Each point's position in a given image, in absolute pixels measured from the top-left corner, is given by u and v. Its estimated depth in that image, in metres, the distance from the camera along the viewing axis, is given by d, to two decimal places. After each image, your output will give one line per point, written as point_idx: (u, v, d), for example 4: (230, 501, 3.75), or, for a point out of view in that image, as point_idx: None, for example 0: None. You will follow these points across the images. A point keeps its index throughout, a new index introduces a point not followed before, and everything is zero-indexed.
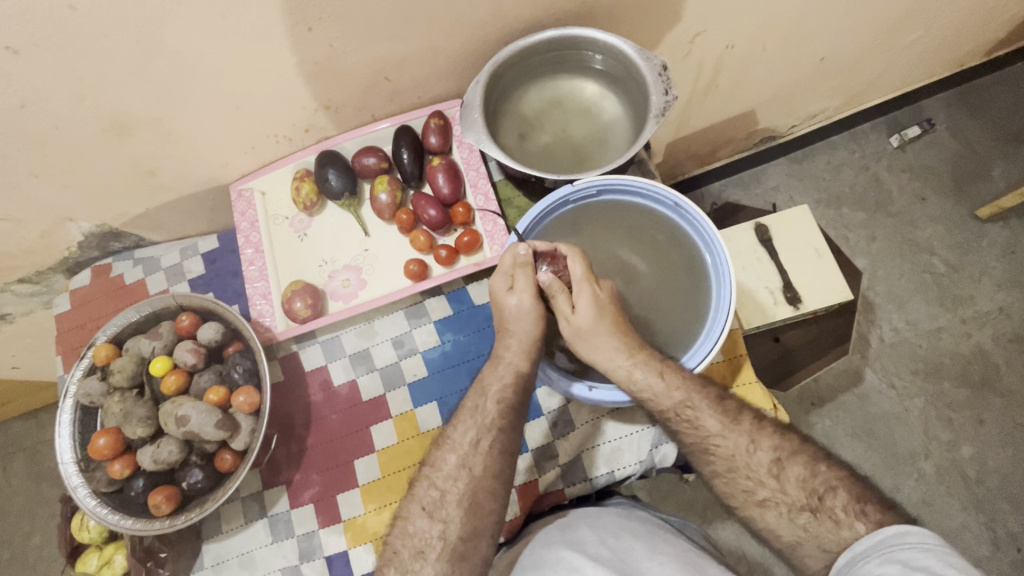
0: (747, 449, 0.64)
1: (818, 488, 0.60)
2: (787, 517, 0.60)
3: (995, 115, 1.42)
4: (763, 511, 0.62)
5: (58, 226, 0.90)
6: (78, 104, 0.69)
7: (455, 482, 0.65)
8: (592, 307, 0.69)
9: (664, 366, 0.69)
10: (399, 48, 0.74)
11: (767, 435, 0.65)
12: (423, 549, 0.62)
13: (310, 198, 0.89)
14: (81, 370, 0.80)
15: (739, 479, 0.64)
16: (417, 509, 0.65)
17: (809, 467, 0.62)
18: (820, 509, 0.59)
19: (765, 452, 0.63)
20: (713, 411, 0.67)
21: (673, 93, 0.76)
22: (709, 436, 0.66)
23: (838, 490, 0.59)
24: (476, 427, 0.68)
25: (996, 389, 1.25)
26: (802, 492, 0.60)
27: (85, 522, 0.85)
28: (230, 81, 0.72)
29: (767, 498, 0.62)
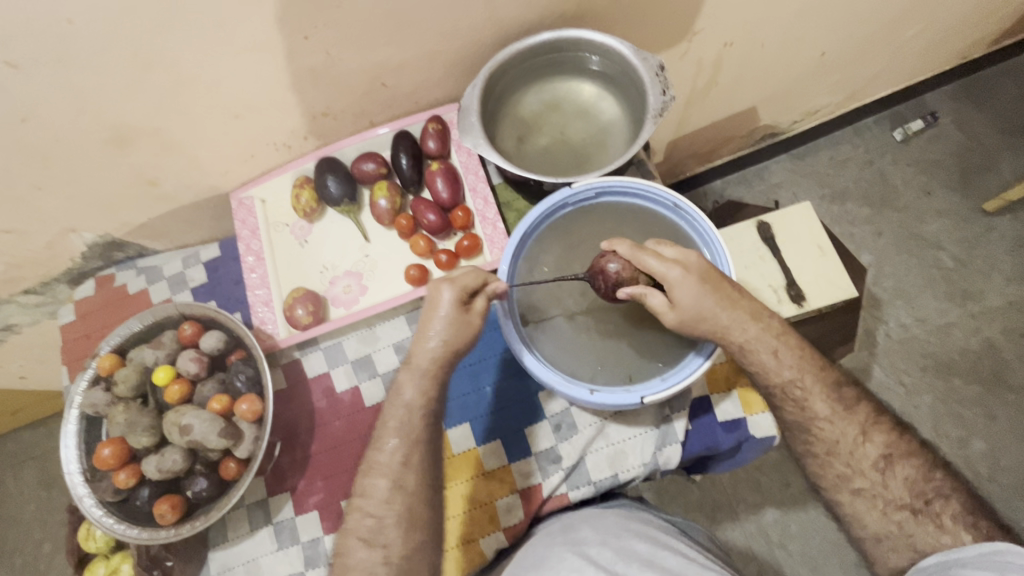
0: (855, 440, 0.66)
1: (927, 492, 0.62)
2: (883, 513, 0.63)
3: (1000, 106, 1.41)
4: (856, 500, 0.65)
5: (62, 237, 0.90)
6: (79, 116, 0.69)
7: None
8: (694, 294, 0.65)
9: (778, 343, 0.68)
10: (397, 54, 0.74)
11: (880, 431, 0.66)
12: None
13: (310, 205, 0.89)
14: (85, 381, 0.81)
15: (837, 465, 0.66)
16: (354, 542, 0.63)
17: (922, 472, 0.64)
18: (923, 511, 0.62)
19: (875, 447, 0.65)
20: (824, 397, 0.67)
21: (671, 93, 0.75)
22: (814, 419, 0.67)
23: (950, 498, 0.61)
24: None
25: (1007, 385, 1.24)
26: (908, 493, 0.63)
27: (92, 532, 0.86)
28: (228, 91, 0.72)
29: (864, 488, 0.65)
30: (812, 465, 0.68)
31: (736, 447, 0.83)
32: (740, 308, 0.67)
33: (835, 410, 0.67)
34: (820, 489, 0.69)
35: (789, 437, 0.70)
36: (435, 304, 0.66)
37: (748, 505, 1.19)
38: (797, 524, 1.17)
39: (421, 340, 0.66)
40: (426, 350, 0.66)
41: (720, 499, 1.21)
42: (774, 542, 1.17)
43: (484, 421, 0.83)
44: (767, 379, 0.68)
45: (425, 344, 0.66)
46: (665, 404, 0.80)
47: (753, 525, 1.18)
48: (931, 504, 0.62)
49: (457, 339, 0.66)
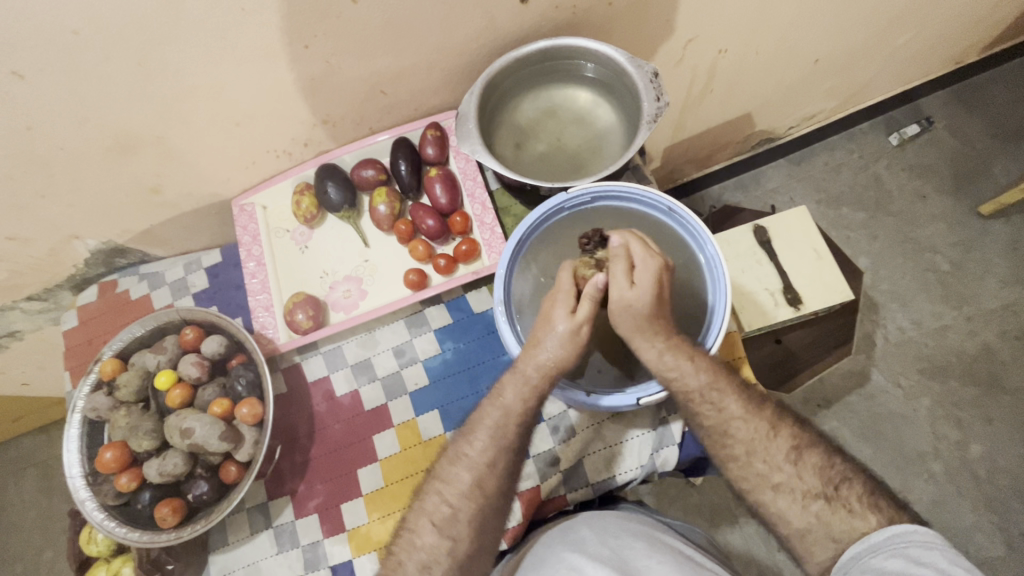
0: (767, 435, 0.65)
1: (834, 477, 0.63)
2: (801, 503, 0.62)
3: (994, 111, 1.42)
4: (776, 496, 0.63)
5: (65, 244, 0.91)
6: (83, 125, 0.70)
7: (468, 500, 0.65)
8: (653, 288, 0.66)
9: (694, 350, 0.68)
10: (394, 63, 0.76)
11: (787, 425, 0.66)
12: (429, 564, 0.64)
13: (310, 211, 0.90)
14: (87, 385, 0.81)
15: (755, 463, 0.65)
16: (427, 522, 0.66)
17: (826, 458, 0.64)
18: (835, 498, 0.61)
19: (784, 439, 0.65)
20: (737, 397, 0.67)
21: (665, 99, 0.76)
22: (730, 420, 0.66)
23: (853, 481, 0.62)
24: (492, 443, 0.67)
25: (1004, 387, 1.24)
26: (819, 481, 0.62)
27: (94, 536, 0.86)
28: (229, 100, 0.73)
29: (783, 484, 0.63)
30: (732, 469, 0.66)
31: None
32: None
33: (748, 408, 0.67)
34: (744, 495, 0.67)
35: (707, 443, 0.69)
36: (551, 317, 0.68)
37: (747, 508, 1.19)
38: None
39: (534, 351, 0.68)
40: (539, 362, 0.67)
41: (719, 502, 1.21)
42: (774, 546, 1.17)
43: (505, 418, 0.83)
44: (685, 384, 0.67)
45: (535, 356, 0.68)
46: (662, 406, 0.80)
47: (753, 528, 1.18)
48: (841, 488, 0.62)
49: (568, 353, 0.67)
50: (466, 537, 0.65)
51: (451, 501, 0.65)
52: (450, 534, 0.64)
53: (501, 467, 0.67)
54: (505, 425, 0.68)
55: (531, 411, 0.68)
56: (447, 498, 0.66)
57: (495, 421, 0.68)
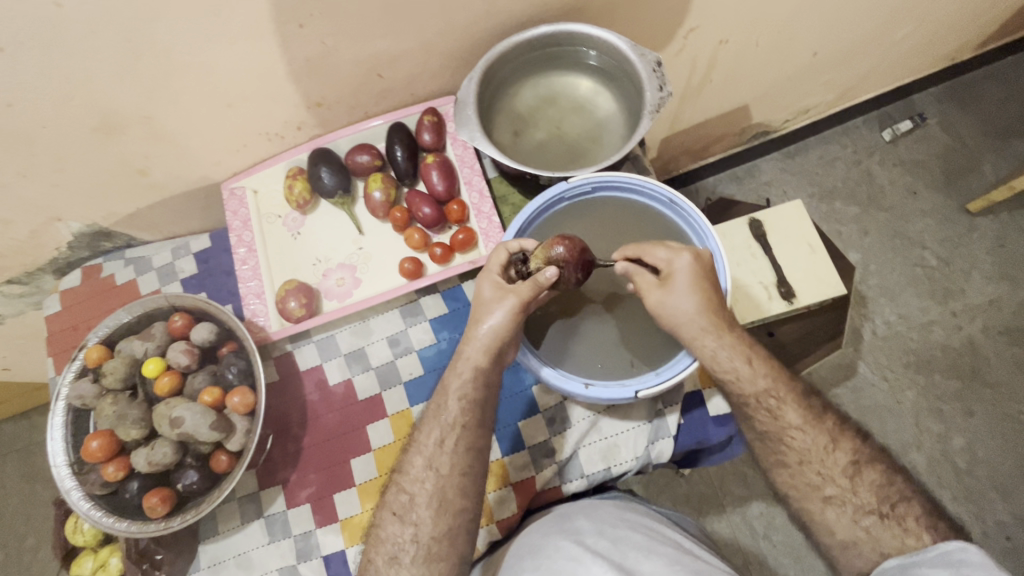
0: (826, 448, 0.65)
1: (892, 495, 0.62)
2: (850, 517, 0.62)
3: (985, 108, 1.43)
4: (826, 507, 0.63)
5: (47, 226, 0.89)
6: (65, 102, 0.68)
7: (423, 484, 0.65)
8: (691, 284, 0.67)
9: (751, 353, 0.68)
10: (392, 45, 0.74)
11: (847, 438, 0.66)
12: (396, 555, 0.63)
13: (303, 196, 0.88)
14: (72, 372, 0.79)
15: (807, 473, 0.65)
16: (387, 515, 0.65)
17: (885, 476, 0.64)
18: (890, 514, 0.61)
19: (843, 453, 0.65)
20: (796, 407, 0.67)
21: (667, 89, 0.75)
22: (787, 428, 0.66)
23: (912, 501, 0.62)
24: (440, 427, 0.67)
25: (986, 381, 1.26)
26: (874, 497, 0.62)
27: (80, 525, 0.84)
28: (220, 79, 0.71)
29: (834, 496, 0.63)
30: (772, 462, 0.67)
31: (727, 440, 0.83)
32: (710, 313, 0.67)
33: (795, 411, 0.66)
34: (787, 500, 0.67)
35: (758, 448, 0.69)
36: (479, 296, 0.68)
37: (734, 498, 1.21)
38: (783, 516, 1.19)
39: (473, 330, 0.67)
40: (476, 339, 0.67)
41: (708, 491, 1.22)
42: (760, 535, 1.18)
43: (511, 403, 0.83)
44: (739, 388, 0.67)
45: (475, 335, 0.67)
46: (658, 398, 0.80)
47: (740, 518, 1.20)
48: (896, 506, 0.61)
49: (506, 326, 0.66)
50: (427, 520, 0.63)
51: (444, 493, 0.64)
52: (409, 520, 0.64)
53: (459, 447, 0.66)
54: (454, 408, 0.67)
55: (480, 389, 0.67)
56: (403, 487, 0.66)
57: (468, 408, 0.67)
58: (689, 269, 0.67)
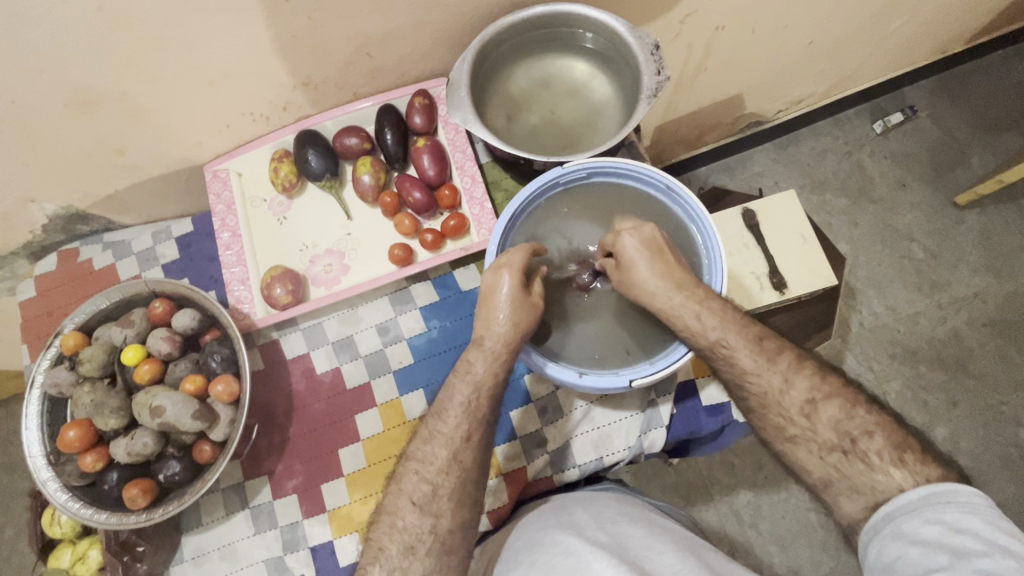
0: (780, 388, 0.61)
1: (852, 431, 0.58)
2: (818, 455, 0.58)
3: (975, 102, 1.43)
4: (794, 447, 0.60)
5: (20, 207, 0.85)
6: (37, 77, 0.64)
7: (447, 475, 0.62)
8: (637, 257, 0.68)
9: (703, 306, 0.66)
10: (382, 22, 0.71)
11: (803, 375, 0.61)
12: (413, 544, 0.59)
13: (288, 179, 0.86)
14: (47, 360, 0.76)
15: (773, 416, 0.62)
16: (405, 504, 0.61)
17: (846, 409, 0.59)
18: (851, 451, 0.57)
19: (799, 392, 0.61)
20: (748, 349, 0.63)
21: (665, 73, 0.74)
22: (742, 374, 0.63)
23: (875, 435, 0.57)
24: (466, 417, 0.65)
25: (969, 372, 1.28)
26: (834, 434, 0.58)
27: (57, 517, 0.82)
28: (200, 54, 0.68)
29: (797, 436, 0.60)
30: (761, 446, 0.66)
31: (718, 430, 0.83)
32: (671, 278, 0.67)
33: (758, 363, 0.63)
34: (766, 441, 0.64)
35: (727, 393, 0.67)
36: (495, 287, 0.67)
37: (722, 487, 1.21)
38: (769, 505, 1.20)
39: (489, 324, 0.67)
40: (492, 331, 0.66)
41: (696, 481, 1.22)
42: (747, 523, 1.19)
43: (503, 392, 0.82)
44: (692, 340, 0.66)
45: (491, 325, 0.67)
46: (651, 388, 0.79)
47: (728, 507, 1.20)
48: (860, 443, 0.57)
49: (521, 318, 0.67)
50: (447, 512, 0.61)
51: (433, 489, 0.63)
52: (430, 511, 0.61)
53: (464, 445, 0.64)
54: (477, 400, 0.65)
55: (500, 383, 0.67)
56: (425, 476, 0.62)
57: (467, 396, 0.65)
58: (636, 245, 0.68)
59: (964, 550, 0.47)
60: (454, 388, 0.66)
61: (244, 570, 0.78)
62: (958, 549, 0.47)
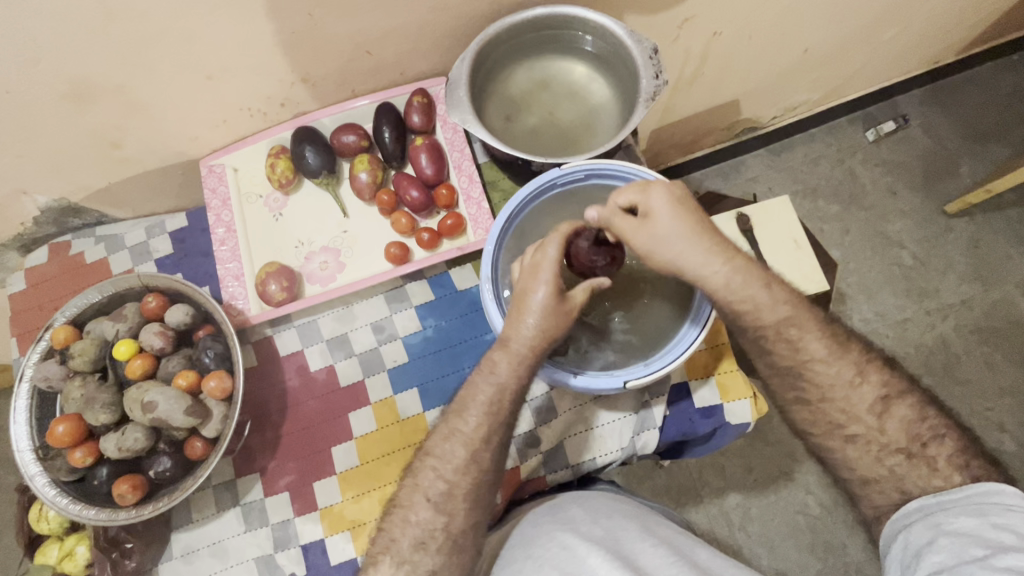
0: (851, 382, 0.63)
1: (922, 434, 0.60)
2: (876, 456, 0.61)
3: (965, 112, 1.45)
4: (847, 445, 0.63)
5: (12, 199, 0.84)
6: (33, 67, 0.64)
7: (464, 474, 0.62)
8: (670, 210, 0.63)
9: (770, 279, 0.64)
10: (384, 20, 0.71)
11: (875, 370, 0.64)
12: (424, 540, 0.61)
13: (285, 175, 0.85)
14: (37, 353, 0.76)
15: (831, 411, 0.63)
16: (420, 499, 0.62)
17: (917, 411, 0.62)
18: (918, 454, 0.60)
19: (871, 388, 0.63)
20: (818, 335, 0.64)
21: (663, 77, 0.74)
22: (808, 361, 0.64)
23: (945, 439, 0.60)
24: (490, 416, 0.63)
25: (956, 378, 1.29)
26: (904, 436, 0.61)
27: (45, 513, 0.81)
28: (199, 48, 0.68)
29: (857, 434, 0.62)
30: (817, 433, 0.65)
31: (711, 432, 0.83)
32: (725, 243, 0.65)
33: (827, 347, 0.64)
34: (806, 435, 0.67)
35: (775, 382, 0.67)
36: (529, 287, 0.64)
37: (712, 489, 1.22)
38: (758, 508, 1.20)
39: (517, 325, 0.64)
40: (521, 335, 0.64)
41: (686, 483, 1.23)
42: (736, 525, 1.20)
43: None
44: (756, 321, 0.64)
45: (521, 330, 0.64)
46: (645, 390, 0.80)
47: (717, 509, 1.21)
48: (927, 448, 0.60)
49: (552, 325, 0.64)
50: (461, 512, 0.61)
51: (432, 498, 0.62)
52: (445, 509, 0.61)
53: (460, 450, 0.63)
54: (485, 400, 0.64)
55: (502, 388, 0.64)
56: (444, 474, 0.62)
57: (489, 397, 0.64)
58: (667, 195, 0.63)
59: (997, 544, 0.51)
60: (485, 386, 0.65)
61: (234, 568, 0.78)
62: (993, 543, 0.51)
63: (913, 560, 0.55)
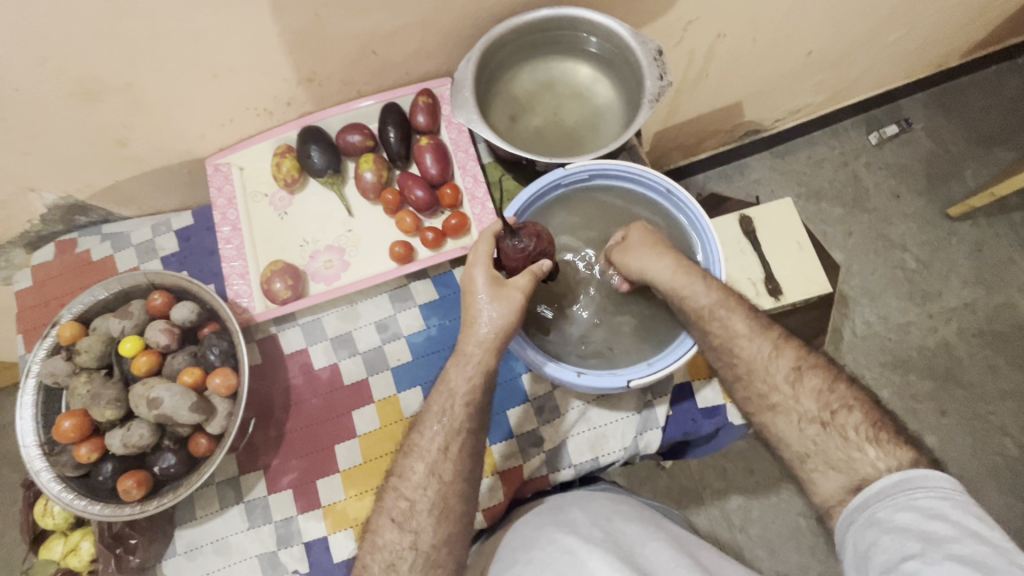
0: (769, 355, 0.65)
1: (833, 403, 0.60)
2: (798, 425, 0.61)
3: (969, 116, 1.45)
4: (775, 417, 0.62)
5: (19, 196, 0.85)
6: (41, 66, 0.64)
7: (424, 491, 0.62)
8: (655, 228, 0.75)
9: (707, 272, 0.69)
10: (390, 20, 0.71)
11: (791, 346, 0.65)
12: (393, 562, 0.60)
13: (291, 174, 0.86)
14: (44, 349, 0.76)
15: (756, 383, 0.64)
16: (385, 522, 0.62)
17: (827, 382, 0.62)
18: (831, 423, 0.59)
19: (786, 359, 0.64)
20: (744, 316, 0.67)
21: (668, 79, 0.75)
22: (735, 337, 0.66)
23: (853, 409, 0.59)
24: (444, 433, 0.64)
25: (958, 382, 1.29)
26: (816, 404, 0.61)
27: (50, 508, 0.81)
28: (206, 48, 0.68)
29: (778, 403, 0.62)
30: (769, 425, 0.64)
31: (713, 433, 0.83)
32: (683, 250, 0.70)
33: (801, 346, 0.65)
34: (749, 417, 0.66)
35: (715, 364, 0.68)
36: (473, 287, 0.67)
37: (713, 491, 1.22)
38: (760, 510, 1.20)
39: (471, 327, 0.66)
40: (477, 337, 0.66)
41: (688, 485, 1.23)
42: (738, 527, 1.20)
43: (502, 389, 0.82)
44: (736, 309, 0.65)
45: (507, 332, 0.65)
46: (648, 389, 0.80)
47: (719, 511, 1.21)
48: (839, 416, 0.59)
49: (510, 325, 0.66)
50: (427, 529, 0.61)
51: (435, 496, 0.62)
52: (409, 528, 0.61)
53: (463, 450, 0.64)
54: (452, 409, 0.65)
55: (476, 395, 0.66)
56: (403, 493, 0.63)
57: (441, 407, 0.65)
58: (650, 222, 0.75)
59: (936, 535, 0.48)
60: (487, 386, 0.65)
61: (236, 565, 0.78)
62: (931, 533, 0.48)
63: (860, 563, 0.51)
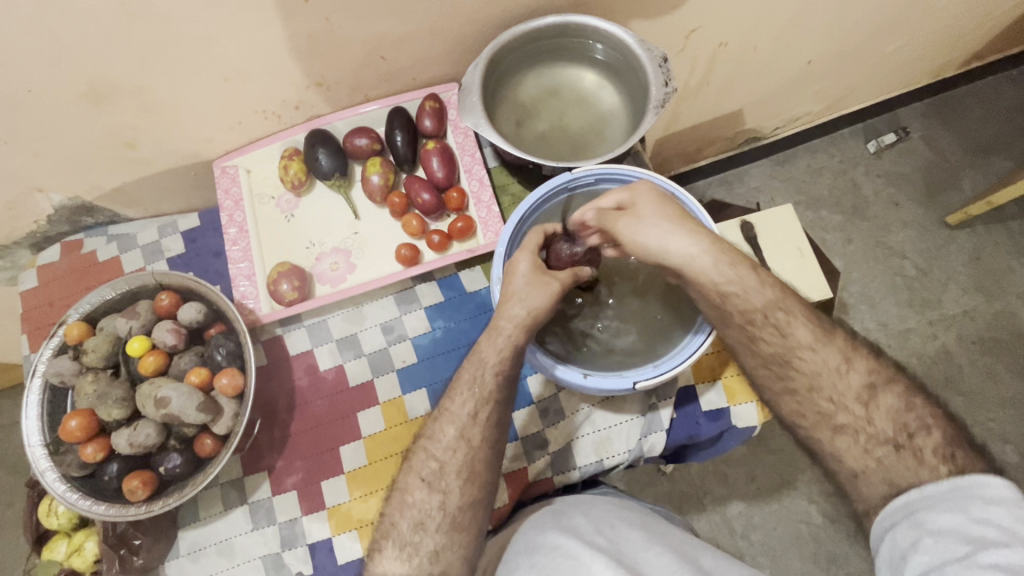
0: (839, 369, 0.62)
1: (909, 424, 0.58)
2: (864, 447, 0.59)
3: (966, 125, 1.47)
4: (836, 436, 0.60)
5: (27, 197, 0.85)
6: (54, 67, 0.65)
7: (454, 453, 0.63)
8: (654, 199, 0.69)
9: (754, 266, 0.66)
10: (399, 26, 0.72)
11: (862, 357, 0.63)
12: (423, 519, 0.61)
13: (298, 177, 0.87)
14: (50, 349, 0.76)
15: (819, 400, 0.62)
16: (415, 479, 0.63)
17: (903, 399, 0.60)
18: (906, 445, 0.57)
19: (858, 374, 0.61)
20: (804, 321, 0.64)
21: (673, 85, 0.76)
22: (797, 348, 0.63)
23: (932, 430, 0.57)
24: (473, 399, 0.64)
25: (958, 389, 1.30)
26: (891, 426, 0.59)
27: (54, 508, 0.81)
28: (217, 51, 0.69)
29: (846, 424, 0.60)
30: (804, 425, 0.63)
31: (717, 436, 0.84)
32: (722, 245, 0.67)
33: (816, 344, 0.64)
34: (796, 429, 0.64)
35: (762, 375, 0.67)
36: (515, 269, 0.70)
37: (714, 497, 1.22)
38: (760, 516, 1.20)
39: (505, 304, 0.67)
40: (511, 315, 0.66)
41: (688, 490, 1.23)
42: (738, 533, 1.20)
43: None
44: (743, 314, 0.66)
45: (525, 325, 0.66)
46: (653, 392, 0.81)
47: (720, 517, 1.21)
48: (916, 438, 0.57)
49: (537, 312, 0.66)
50: (456, 489, 0.61)
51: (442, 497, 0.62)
52: (439, 487, 0.62)
53: None
54: (483, 377, 0.65)
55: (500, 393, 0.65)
56: (434, 453, 0.63)
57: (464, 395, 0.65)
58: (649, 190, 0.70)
59: (980, 540, 0.48)
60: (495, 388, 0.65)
61: (240, 567, 0.78)
62: (975, 539, 0.48)
63: (899, 562, 0.52)
